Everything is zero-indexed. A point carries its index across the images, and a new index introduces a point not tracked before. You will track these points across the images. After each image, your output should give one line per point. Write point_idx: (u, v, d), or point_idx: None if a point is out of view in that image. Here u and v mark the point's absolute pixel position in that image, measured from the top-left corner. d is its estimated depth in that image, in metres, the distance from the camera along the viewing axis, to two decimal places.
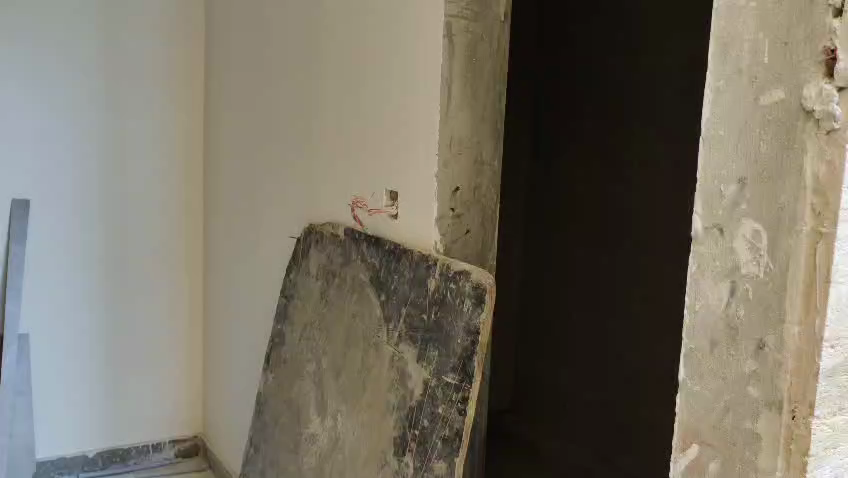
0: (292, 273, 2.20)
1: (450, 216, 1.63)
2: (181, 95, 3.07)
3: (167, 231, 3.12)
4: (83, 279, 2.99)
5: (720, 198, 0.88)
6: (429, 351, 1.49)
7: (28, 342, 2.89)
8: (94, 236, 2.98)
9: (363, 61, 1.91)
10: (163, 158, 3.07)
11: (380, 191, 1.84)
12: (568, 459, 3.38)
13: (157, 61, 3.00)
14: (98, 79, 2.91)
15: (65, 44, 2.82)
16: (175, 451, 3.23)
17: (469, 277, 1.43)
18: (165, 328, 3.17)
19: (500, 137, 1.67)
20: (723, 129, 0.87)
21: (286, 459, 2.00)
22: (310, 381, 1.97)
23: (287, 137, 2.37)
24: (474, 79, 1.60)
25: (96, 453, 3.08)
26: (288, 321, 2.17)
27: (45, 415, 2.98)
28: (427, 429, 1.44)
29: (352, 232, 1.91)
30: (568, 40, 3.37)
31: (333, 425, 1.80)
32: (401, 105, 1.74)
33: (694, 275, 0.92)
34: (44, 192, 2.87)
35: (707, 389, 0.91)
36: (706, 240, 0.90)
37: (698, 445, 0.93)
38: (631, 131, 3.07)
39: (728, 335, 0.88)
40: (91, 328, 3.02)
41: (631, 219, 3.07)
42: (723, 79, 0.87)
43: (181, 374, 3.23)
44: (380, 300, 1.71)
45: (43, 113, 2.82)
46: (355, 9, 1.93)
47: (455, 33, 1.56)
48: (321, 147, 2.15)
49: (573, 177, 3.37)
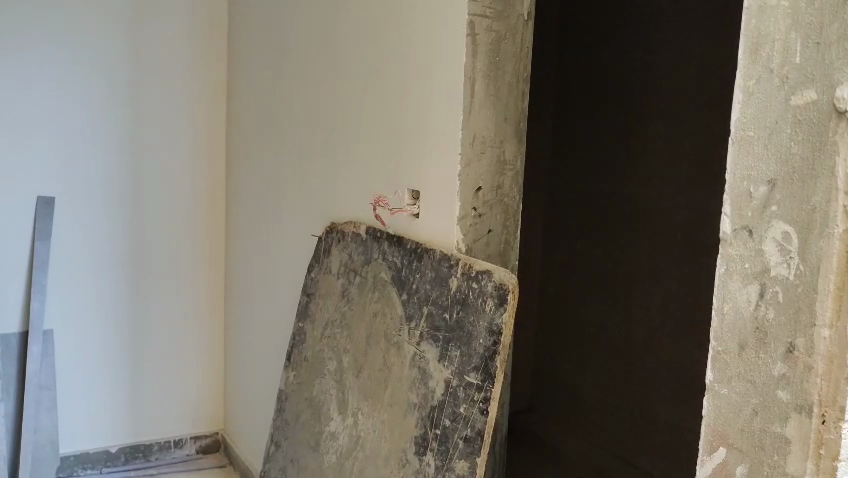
0: (313, 272, 2.21)
1: (471, 215, 1.62)
2: (202, 95, 3.09)
3: (189, 228, 3.14)
4: (104, 277, 3.01)
5: (749, 199, 0.87)
6: (451, 351, 1.49)
7: (52, 338, 2.92)
8: (117, 234, 3.01)
9: (383, 60, 1.91)
10: (186, 158, 3.10)
11: (403, 190, 1.84)
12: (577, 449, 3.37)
13: (182, 62, 3.03)
14: (118, 77, 2.92)
15: (83, 42, 2.84)
16: (197, 447, 3.26)
17: (492, 277, 1.42)
18: (187, 325, 3.20)
19: (523, 137, 1.67)
20: (752, 129, 0.87)
21: (306, 457, 2.01)
22: (331, 381, 1.98)
23: (308, 137, 2.39)
24: (497, 78, 1.59)
25: (118, 449, 3.11)
26: (309, 320, 2.18)
27: (68, 411, 3.01)
28: (449, 428, 1.44)
29: (373, 231, 1.92)
30: (586, 40, 3.36)
31: (354, 424, 1.81)
32: (422, 104, 1.74)
33: (723, 276, 0.92)
34: (68, 191, 2.90)
35: (735, 392, 0.90)
36: (736, 241, 0.90)
37: (725, 449, 0.92)
38: (651, 131, 3.04)
39: (757, 338, 0.87)
40: (112, 325, 3.05)
41: (653, 218, 3.04)
42: (753, 79, 0.87)
43: (202, 370, 3.26)
44: (402, 299, 1.71)
45: (64, 110, 2.84)
46: (375, 9, 1.94)
47: (478, 32, 1.55)
48: (343, 147, 2.16)
49: (594, 176, 3.36)
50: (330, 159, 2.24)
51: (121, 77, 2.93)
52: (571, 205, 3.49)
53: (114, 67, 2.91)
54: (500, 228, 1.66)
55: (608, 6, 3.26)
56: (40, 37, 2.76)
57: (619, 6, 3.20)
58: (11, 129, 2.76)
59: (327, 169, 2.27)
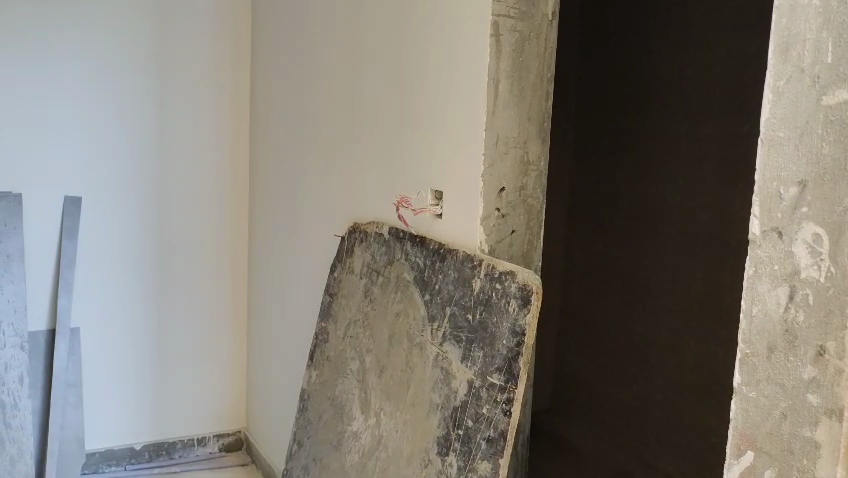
0: (336, 272, 2.22)
1: (495, 216, 1.62)
2: (227, 95, 3.12)
3: (214, 227, 3.17)
4: (129, 275, 3.04)
5: (779, 200, 0.86)
6: (474, 351, 1.49)
7: (79, 336, 2.96)
8: (142, 234, 3.04)
9: (404, 60, 1.92)
10: (210, 158, 3.13)
11: (426, 191, 1.84)
12: (594, 453, 3.30)
13: (208, 62, 3.06)
14: (143, 78, 2.95)
15: (106, 43, 2.87)
16: (220, 445, 3.29)
17: (515, 277, 1.42)
18: (210, 324, 3.23)
19: (546, 136, 1.67)
20: (783, 130, 0.86)
21: (329, 456, 2.02)
22: (353, 380, 1.99)
23: (331, 137, 2.40)
24: (521, 77, 1.59)
25: (142, 446, 3.14)
26: (331, 320, 2.19)
27: (93, 408, 3.04)
28: (471, 429, 1.44)
29: (396, 232, 1.92)
30: (596, 38, 3.42)
31: (376, 423, 1.81)
32: (443, 104, 1.74)
33: (751, 278, 0.91)
34: (95, 190, 2.93)
35: (764, 396, 0.90)
36: (764, 243, 0.89)
37: (752, 452, 0.92)
38: (675, 131, 3.02)
39: (786, 340, 0.86)
40: (137, 323, 3.09)
41: (678, 219, 3.02)
42: (783, 78, 0.85)
43: (225, 369, 3.28)
44: (424, 300, 1.71)
45: (88, 111, 2.87)
46: (397, 9, 1.95)
47: (502, 32, 1.55)
48: (365, 146, 2.17)
49: (618, 176, 3.33)
50: (352, 159, 2.26)
51: (143, 78, 2.95)
52: (596, 205, 3.47)
53: (136, 68, 2.93)
54: (523, 229, 1.66)
55: (615, 5, 3.32)
56: (64, 39, 2.79)
57: (626, 6, 3.26)
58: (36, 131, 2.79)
59: (349, 169, 2.28)
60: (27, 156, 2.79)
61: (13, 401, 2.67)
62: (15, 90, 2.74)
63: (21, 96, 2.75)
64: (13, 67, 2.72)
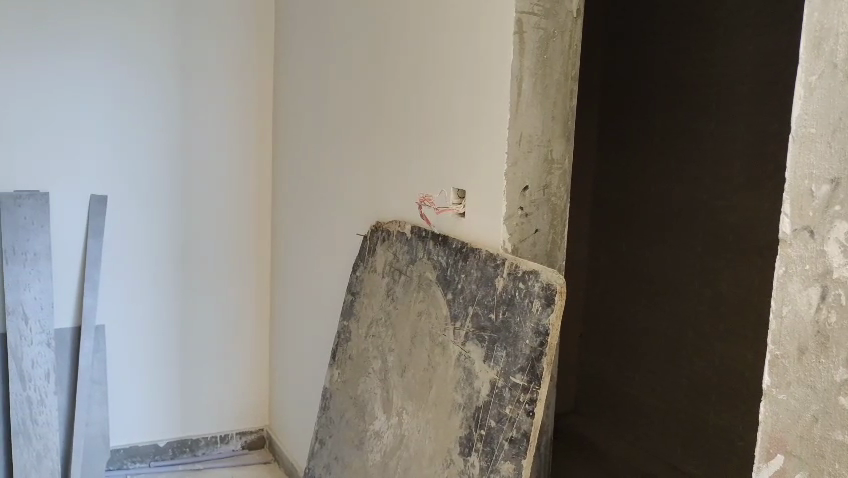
0: (358, 270, 2.22)
1: (518, 215, 1.60)
2: (250, 95, 3.14)
3: (237, 226, 3.19)
4: (153, 274, 3.06)
5: (811, 199, 0.84)
6: (497, 351, 1.48)
7: (104, 334, 2.99)
8: (165, 233, 3.06)
9: (425, 59, 1.92)
10: (234, 157, 3.14)
11: (449, 190, 1.83)
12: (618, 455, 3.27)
13: (232, 62, 3.08)
14: (168, 78, 2.97)
15: (112, 37, 2.86)
16: (243, 443, 3.31)
17: (539, 277, 1.40)
18: (234, 323, 3.25)
19: (571, 135, 1.65)
20: (815, 126, 0.84)
21: (351, 455, 2.01)
22: (376, 380, 1.98)
23: (343, 136, 2.48)
24: (545, 75, 1.58)
25: (166, 443, 3.17)
26: (354, 319, 2.19)
27: (117, 405, 3.07)
28: (494, 429, 1.42)
29: (419, 231, 1.91)
30: (623, 35, 3.39)
31: (399, 423, 1.81)
32: (465, 103, 1.74)
33: (782, 278, 0.89)
34: (119, 189, 2.95)
35: (794, 398, 0.88)
36: (796, 241, 0.87)
37: (783, 456, 0.90)
38: (701, 129, 2.98)
39: (818, 342, 0.84)
40: (161, 321, 3.11)
41: (704, 218, 2.98)
42: (815, 74, 0.83)
43: (247, 368, 3.30)
44: (447, 300, 1.70)
45: (104, 108, 2.88)
46: (409, 9, 2.00)
47: (526, 29, 1.54)
48: (377, 148, 2.23)
49: (644, 175, 3.30)
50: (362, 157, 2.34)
51: (159, 75, 2.96)
52: (621, 205, 3.44)
53: (147, 63, 2.93)
54: (547, 228, 1.64)
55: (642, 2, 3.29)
56: (76, 34, 2.79)
57: (653, 3, 3.23)
58: (54, 128, 2.81)
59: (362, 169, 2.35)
60: (36, 154, 2.79)
61: (39, 398, 2.70)
62: (32, 88, 2.75)
63: (22, 91, 2.74)
64: (23, 61, 2.72)
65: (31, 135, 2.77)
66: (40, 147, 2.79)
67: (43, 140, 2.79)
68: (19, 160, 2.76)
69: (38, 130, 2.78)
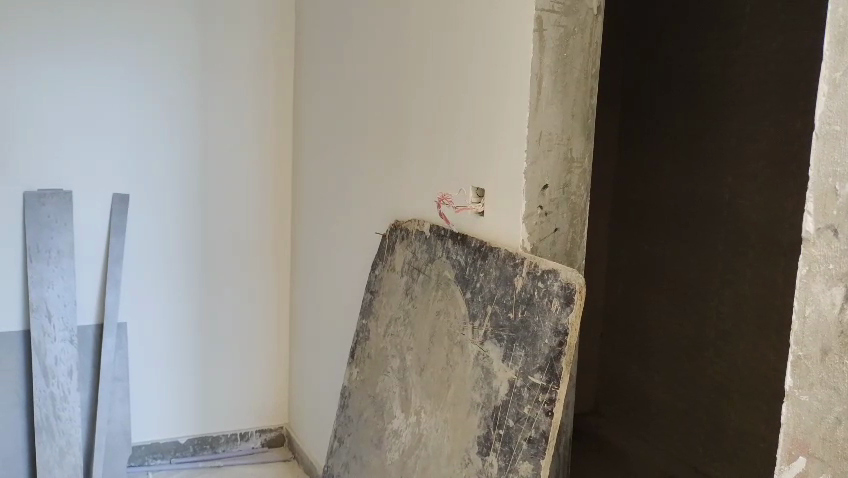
0: (377, 269, 2.22)
1: (537, 214, 1.59)
2: (269, 96, 3.15)
3: (256, 226, 3.21)
4: (173, 273, 3.09)
5: (835, 197, 0.83)
6: (515, 351, 1.47)
7: (126, 331, 3.02)
8: (186, 232, 3.08)
9: (443, 58, 1.92)
10: (254, 158, 3.16)
11: (467, 188, 1.82)
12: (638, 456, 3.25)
13: (252, 62, 3.10)
14: (188, 78, 3.00)
15: (124, 37, 2.87)
16: (262, 441, 3.32)
17: (558, 276, 1.40)
18: (253, 323, 3.27)
19: (591, 133, 1.64)
20: (840, 124, 0.82)
21: (369, 454, 2.01)
22: (394, 379, 1.98)
23: (351, 136, 2.57)
24: (565, 73, 1.57)
25: (187, 440, 3.19)
26: (372, 318, 2.19)
27: (140, 401, 3.10)
28: (513, 428, 1.42)
29: (438, 230, 1.91)
30: (645, 34, 3.36)
31: (417, 422, 1.80)
32: (483, 102, 1.73)
33: (806, 279, 0.87)
34: (141, 188, 2.98)
35: (817, 399, 0.86)
36: (819, 240, 0.85)
37: (805, 457, 0.88)
38: (723, 128, 2.95)
39: (842, 342, 0.82)
40: (181, 320, 3.13)
41: (726, 219, 2.94)
42: (840, 70, 0.82)
43: (266, 367, 3.32)
44: (466, 298, 1.70)
45: (125, 108, 2.91)
46: (429, 8, 1.99)
47: (546, 27, 1.53)
48: (388, 149, 2.29)
49: (665, 174, 3.27)
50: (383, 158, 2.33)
51: (176, 75, 2.97)
52: (642, 205, 3.41)
53: (163, 62, 2.94)
54: (566, 227, 1.63)
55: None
56: (96, 35, 2.82)
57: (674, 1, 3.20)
58: (76, 128, 2.84)
59: (375, 168, 2.39)
60: (44, 155, 2.80)
61: (62, 395, 2.75)
62: (53, 89, 2.78)
63: (38, 91, 2.76)
64: (44, 62, 2.76)
65: (45, 136, 2.79)
66: (63, 146, 2.83)
67: (59, 141, 2.82)
68: (24, 161, 2.77)
69: (57, 130, 2.81)
